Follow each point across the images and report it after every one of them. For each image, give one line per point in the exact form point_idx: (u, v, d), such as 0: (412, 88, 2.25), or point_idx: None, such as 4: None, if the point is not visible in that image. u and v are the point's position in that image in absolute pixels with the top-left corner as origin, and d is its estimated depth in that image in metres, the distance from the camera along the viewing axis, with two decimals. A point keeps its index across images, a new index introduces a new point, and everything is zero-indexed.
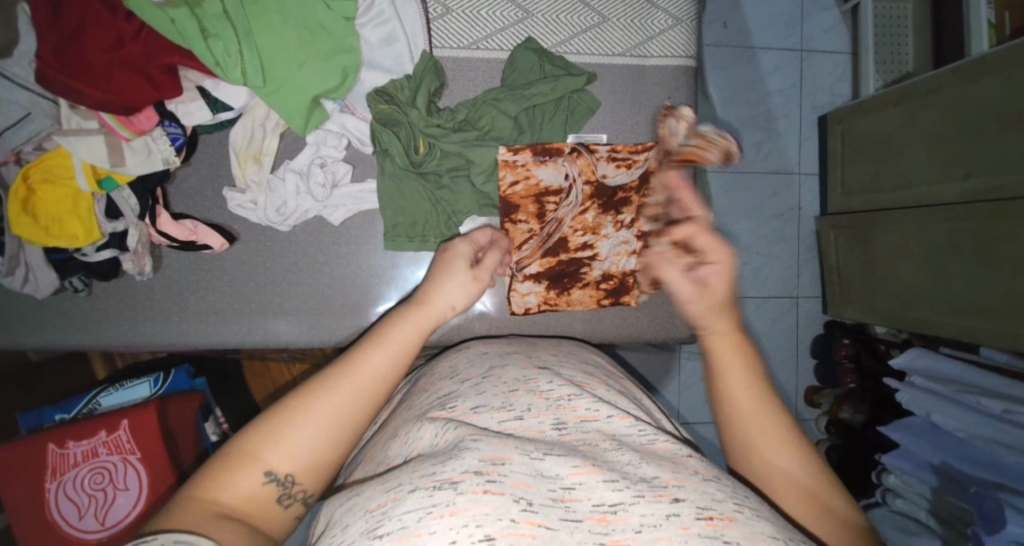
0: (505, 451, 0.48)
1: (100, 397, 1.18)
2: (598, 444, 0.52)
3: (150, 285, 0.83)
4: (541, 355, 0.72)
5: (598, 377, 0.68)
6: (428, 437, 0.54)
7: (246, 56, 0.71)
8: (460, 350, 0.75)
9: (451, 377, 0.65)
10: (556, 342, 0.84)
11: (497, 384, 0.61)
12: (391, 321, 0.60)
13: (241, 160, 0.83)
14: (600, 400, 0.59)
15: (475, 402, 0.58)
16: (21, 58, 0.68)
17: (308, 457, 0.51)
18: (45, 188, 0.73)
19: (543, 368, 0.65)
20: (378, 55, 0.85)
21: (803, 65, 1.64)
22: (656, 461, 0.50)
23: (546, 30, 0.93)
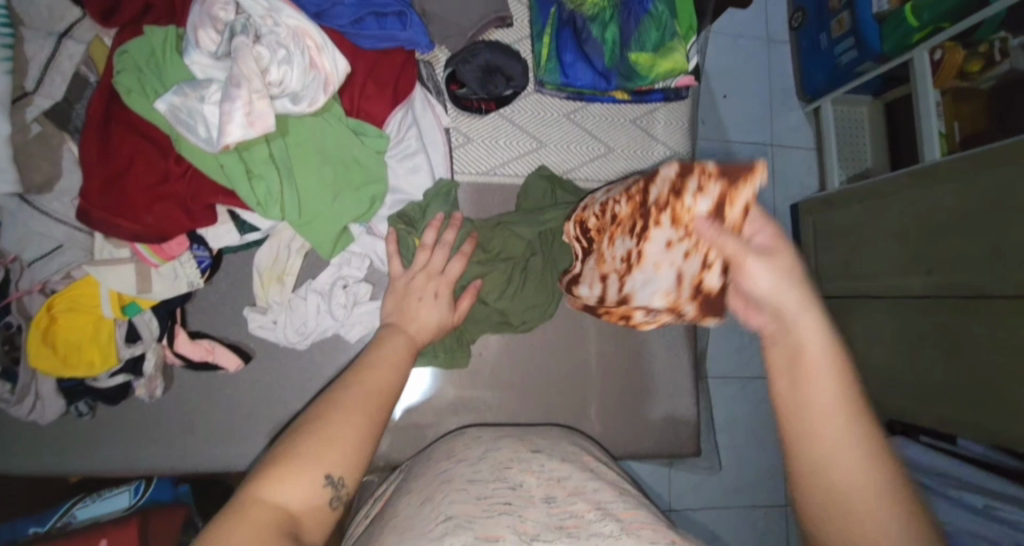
0: (499, 531, 0.60)
1: (75, 509, 1.11)
2: (584, 516, 0.65)
3: (159, 407, 0.81)
4: (535, 439, 0.86)
5: (583, 457, 0.82)
6: (429, 510, 0.66)
7: (286, 195, 0.75)
8: (456, 436, 0.89)
9: (452, 456, 0.80)
10: (547, 433, 0.89)
11: (491, 463, 0.75)
12: (373, 356, 0.76)
13: (265, 280, 0.85)
14: (588, 476, 0.74)
15: (473, 475, 0.73)
16: (60, 194, 0.68)
17: (345, 459, 0.65)
18: (66, 317, 0.72)
19: (536, 451, 0.79)
20: (402, 181, 0.90)
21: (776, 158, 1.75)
22: (636, 531, 0.62)
23: (558, 158, 1.01)
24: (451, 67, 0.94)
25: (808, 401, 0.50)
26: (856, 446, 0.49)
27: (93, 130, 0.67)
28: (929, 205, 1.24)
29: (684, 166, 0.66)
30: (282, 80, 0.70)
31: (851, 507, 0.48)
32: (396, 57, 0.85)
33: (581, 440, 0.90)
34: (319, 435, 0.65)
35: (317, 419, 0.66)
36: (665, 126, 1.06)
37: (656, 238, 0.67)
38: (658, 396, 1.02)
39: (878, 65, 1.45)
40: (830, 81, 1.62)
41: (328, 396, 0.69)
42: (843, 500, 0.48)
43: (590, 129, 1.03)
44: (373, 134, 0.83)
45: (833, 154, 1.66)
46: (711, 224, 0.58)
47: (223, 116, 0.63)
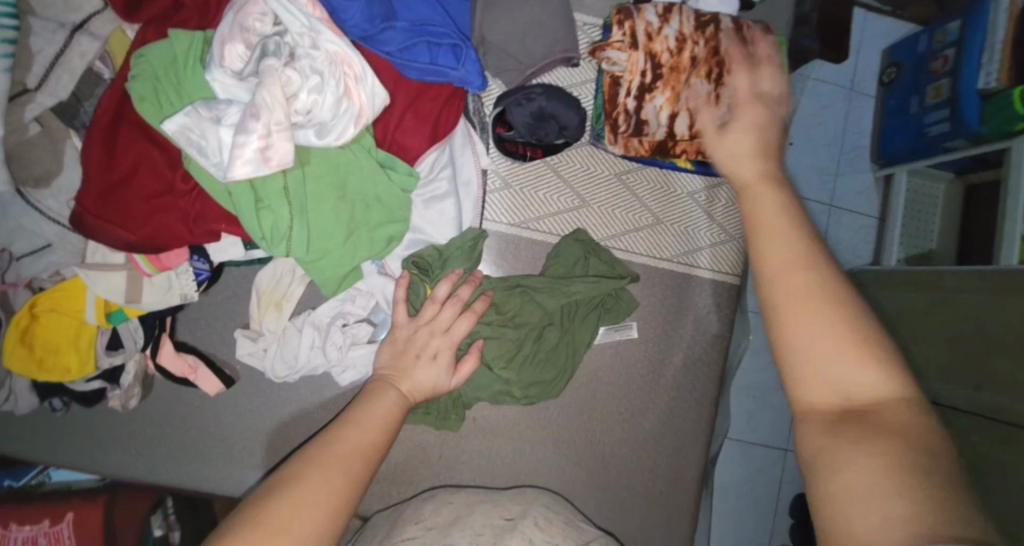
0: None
1: (52, 471, 1.10)
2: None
3: (133, 415, 0.78)
4: (507, 501, 0.80)
5: (557, 524, 0.75)
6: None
7: (296, 230, 0.68)
8: (429, 497, 0.81)
9: (417, 521, 0.75)
10: (525, 494, 0.82)
11: (467, 531, 0.71)
12: (358, 410, 0.68)
13: (261, 305, 0.79)
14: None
15: (443, 544, 0.69)
16: (57, 191, 0.63)
17: (312, 528, 0.55)
18: (47, 317, 0.69)
19: (511, 519, 0.74)
20: (425, 222, 0.84)
21: (830, 220, 1.53)
22: None
23: (599, 222, 0.92)
24: (501, 105, 0.86)
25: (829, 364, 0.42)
26: (879, 366, 0.42)
27: (100, 132, 0.62)
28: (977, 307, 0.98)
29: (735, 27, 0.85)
30: (309, 109, 0.63)
31: (842, 355, 0.42)
32: (441, 90, 0.78)
33: (559, 502, 0.83)
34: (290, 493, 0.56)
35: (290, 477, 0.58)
36: (724, 205, 0.95)
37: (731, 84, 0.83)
38: (655, 494, 0.94)
39: (971, 145, 1.24)
40: (912, 149, 1.41)
41: (306, 452, 0.61)
42: (848, 392, 0.42)
43: (640, 195, 0.93)
44: (403, 171, 0.76)
45: (894, 229, 1.45)
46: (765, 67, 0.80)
47: (235, 148, 0.57)
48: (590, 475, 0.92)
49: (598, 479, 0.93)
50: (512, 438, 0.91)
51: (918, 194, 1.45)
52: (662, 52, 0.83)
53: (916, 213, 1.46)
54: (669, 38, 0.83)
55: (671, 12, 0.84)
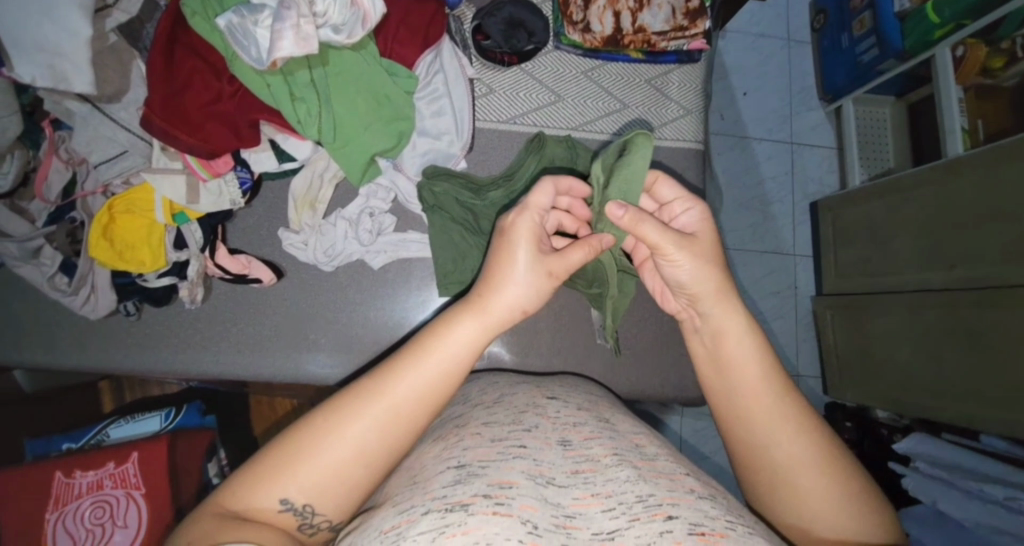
0: (511, 476, 0.51)
1: (109, 429, 1.18)
2: (599, 460, 0.56)
3: (198, 312, 0.89)
4: (551, 385, 0.77)
5: (601, 404, 0.74)
6: (439, 451, 0.59)
7: (324, 116, 0.82)
8: (470, 382, 0.81)
9: (465, 403, 0.71)
10: (561, 378, 0.86)
11: (508, 406, 0.65)
12: (419, 345, 0.58)
13: (298, 206, 0.91)
14: (604, 427, 0.64)
15: (485, 420, 0.62)
16: (127, 104, 0.77)
17: (323, 484, 0.53)
18: (125, 218, 0.81)
19: (551, 398, 0.70)
20: (430, 124, 0.96)
21: (794, 156, 1.74)
22: (654, 480, 0.53)
23: (575, 111, 1.05)
24: (477, 20, 1.01)
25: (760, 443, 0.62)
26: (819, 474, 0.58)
27: (160, 46, 0.74)
28: (1010, 182, 1.12)
29: None
30: (325, 12, 0.77)
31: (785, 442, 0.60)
32: (427, 6, 0.93)
33: (597, 390, 0.83)
34: (310, 448, 0.54)
35: (324, 426, 0.55)
36: (679, 87, 1.09)
37: None
38: (664, 344, 1.03)
39: (901, 63, 1.47)
40: (852, 78, 1.63)
41: (359, 389, 0.56)
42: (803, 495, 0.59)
43: (606, 86, 1.07)
44: (404, 75, 0.90)
45: (853, 152, 1.66)
46: None
47: (275, 33, 0.71)
48: (602, 332, 1.03)
49: (610, 336, 1.03)
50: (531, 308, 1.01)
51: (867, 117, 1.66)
52: None
53: (870, 134, 1.66)
54: None
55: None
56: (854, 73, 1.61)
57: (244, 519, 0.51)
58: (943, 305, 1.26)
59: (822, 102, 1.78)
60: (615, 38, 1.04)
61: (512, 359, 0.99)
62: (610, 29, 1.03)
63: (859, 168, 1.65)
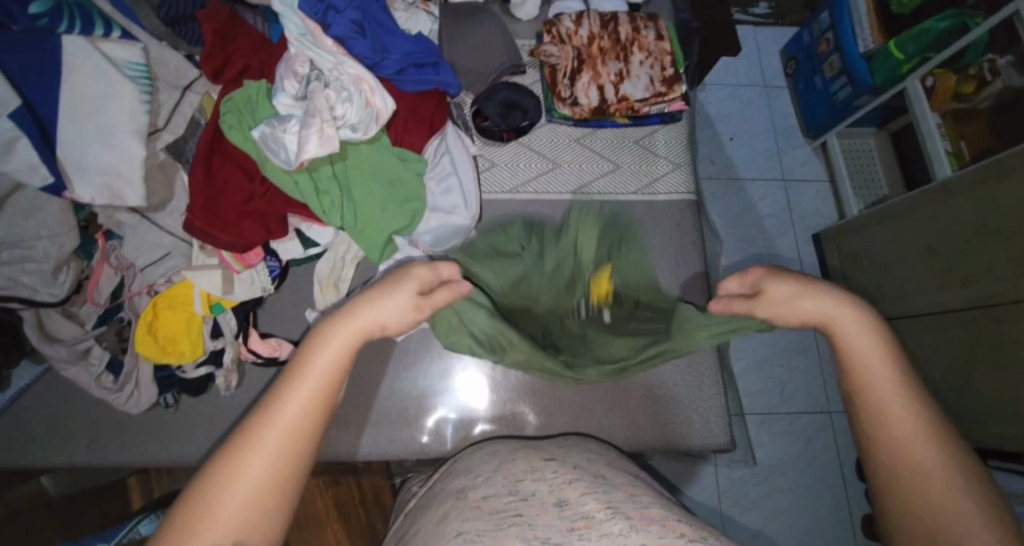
0: (508, 543, 0.54)
1: (141, 525, 1.19)
2: (594, 516, 0.57)
3: (231, 399, 0.92)
4: (547, 446, 0.77)
5: (601, 462, 0.72)
6: (443, 530, 0.60)
7: (345, 204, 0.91)
8: (473, 453, 0.80)
9: (468, 474, 0.72)
10: (571, 438, 0.86)
11: (506, 475, 0.66)
12: (301, 361, 0.53)
13: (323, 287, 0.96)
14: (600, 483, 0.64)
15: (485, 492, 0.64)
16: (171, 211, 0.85)
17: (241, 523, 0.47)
18: (166, 313, 0.87)
19: (550, 459, 0.70)
20: (439, 201, 1.01)
21: (787, 193, 1.81)
22: (645, 529, 0.55)
23: (572, 177, 1.11)
24: (476, 105, 1.12)
25: (907, 456, 0.53)
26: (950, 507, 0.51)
27: (202, 160, 0.84)
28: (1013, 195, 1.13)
29: (629, 15, 1.14)
30: (344, 114, 0.85)
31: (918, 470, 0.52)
32: (432, 98, 1.04)
33: (601, 447, 0.82)
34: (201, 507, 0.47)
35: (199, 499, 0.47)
36: (665, 145, 1.16)
37: (633, 58, 1.11)
38: (685, 390, 1.04)
39: (874, 97, 1.55)
40: (831, 116, 1.73)
41: (228, 442, 0.50)
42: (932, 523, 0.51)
43: (597, 151, 1.13)
44: (414, 159, 0.97)
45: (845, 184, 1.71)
46: (654, 43, 1.12)
47: (302, 139, 0.80)
48: (622, 384, 1.03)
49: (632, 388, 1.03)
50: None
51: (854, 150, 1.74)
52: (581, 45, 1.10)
53: (857, 167, 1.73)
54: (583, 36, 1.10)
55: (582, 18, 1.11)
56: (834, 112, 1.71)
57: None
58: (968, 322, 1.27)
59: (806, 140, 1.87)
60: (600, 108, 1.10)
61: (537, 418, 1.00)
62: (594, 99, 1.10)
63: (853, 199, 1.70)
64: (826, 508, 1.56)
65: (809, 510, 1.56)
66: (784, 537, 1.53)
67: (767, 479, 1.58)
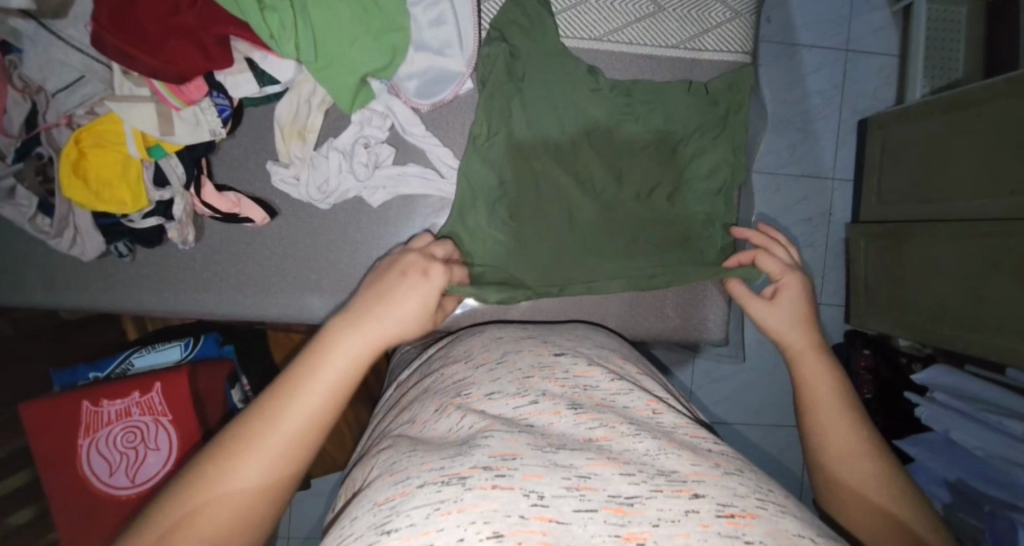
0: (517, 444, 0.48)
1: (133, 358, 1.21)
2: (615, 427, 0.53)
3: (191, 253, 0.85)
4: (559, 339, 0.72)
5: (615, 362, 0.68)
6: (444, 424, 0.56)
7: (300, 29, 0.71)
8: (474, 335, 0.76)
9: (466, 362, 0.67)
10: (576, 327, 0.81)
11: (512, 370, 0.61)
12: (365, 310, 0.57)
13: (286, 136, 0.81)
14: (622, 388, 0.60)
15: (489, 389, 0.59)
16: (76, 21, 0.68)
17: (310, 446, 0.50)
18: (95, 152, 0.74)
19: (560, 355, 0.65)
20: (427, 36, 0.80)
21: (847, 66, 1.52)
22: (675, 451, 0.50)
23: (598, 18, 0.85)
24: None
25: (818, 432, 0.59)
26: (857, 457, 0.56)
27: None
28: None
29: None
30: None
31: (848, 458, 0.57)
32: None
33: (613, 341, 0.78)
34: (258, 428, 0.48)
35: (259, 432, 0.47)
36: None
37: None
38: (684, 284, 0.96)
39: None
40: None
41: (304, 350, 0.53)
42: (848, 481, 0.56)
43: None
44: None
45: (919, 60, 1.41)
46: None
47: None
48: None
49: None
50: None
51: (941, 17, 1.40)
52: None
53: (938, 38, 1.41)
54: None
55: None
56: None
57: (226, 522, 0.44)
58: (990, 232, 1.12)
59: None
60: None
61: (525, 299, 0.94)
62: None
63: (922, 80, 1.42)
64: None
65: (780, 398, 1.62)
66: (750, 417, 1.62)
67: (745, 367, 1.61)
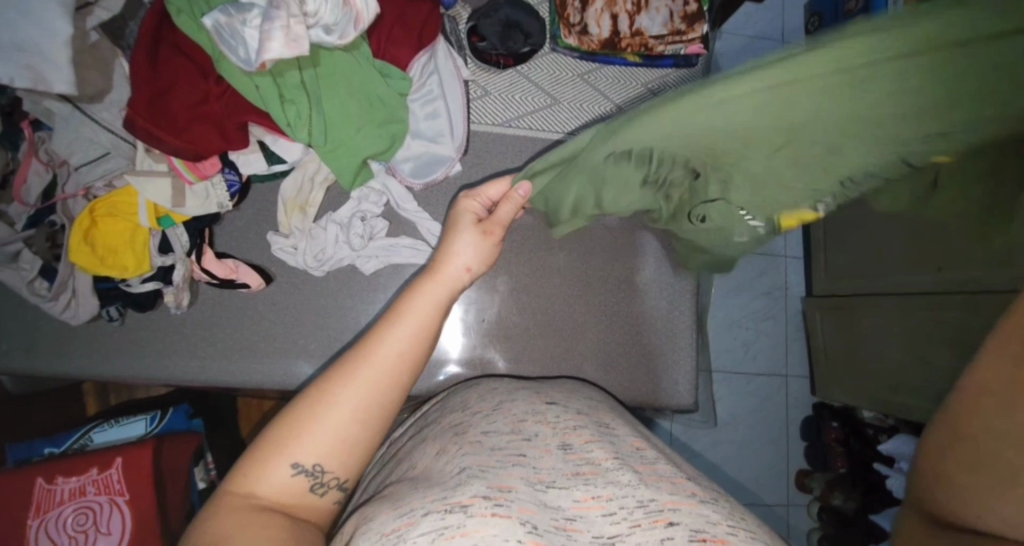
0: (511, 481, 0.53)
1: (93, 434, 1.16)
2: (600, 463, 0.57)
3: (182, 318, 0.87)
4: (549, 390, 0.77)
5: (602, 410, 0.73)
6: (443, 460, 0.60)
7: (314, 118, 0.81)
8: (471, 387, 0.79)
9: (463, 408, 0.71)
10: (563, 382, 0.85)
11: (507, 414, 0.66)
12: (401, 302, 0.60)
13: (287, 209, 0.88)
14: (605, 432, 0.65)
15: (485, 427, 0.64)
16: (110, 104, 0.75)
17: (333, 448, 0.54)
18: (105, 221, 0.79)
19: (551, 403, 0.70)
20: (422, 126, 0.92)
21: None
22: (654, 484, 0.55)
23: (570, 116, 1.00)
24: (473, 21, 0.96)
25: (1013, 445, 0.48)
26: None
27: (144, 46, 0.73)
28: None
29: None
30: (316, 12, 0.74)
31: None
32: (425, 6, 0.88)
33: (598, 395, 0.82)
34: (318, 408, 0.54)
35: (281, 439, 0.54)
36: None
37: None
38: (655, 349, 1.03)
39: None
40: None
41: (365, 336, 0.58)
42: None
43: (603, 89, 1.01)
44: (398, 76, 0.87)
45: None
46: None
47: (264, 35, 0.69)
48: (595, 338, 1.01)
49: (604, 344, 1.01)
50: (524, 314, 0.99)
51: None
52: None
53: None
54: None
55: None
56: None
57: (257, 508, 0.52)
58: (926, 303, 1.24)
59: None
60: (608, 41, 0.97)
61: (505, 364, 0.98)
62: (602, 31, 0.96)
63: None
64: (770, 466, 1.66)
65: (754, 467, 1.64)
66: (727, 487, 1.62)
67: (719, 436, 1.64)
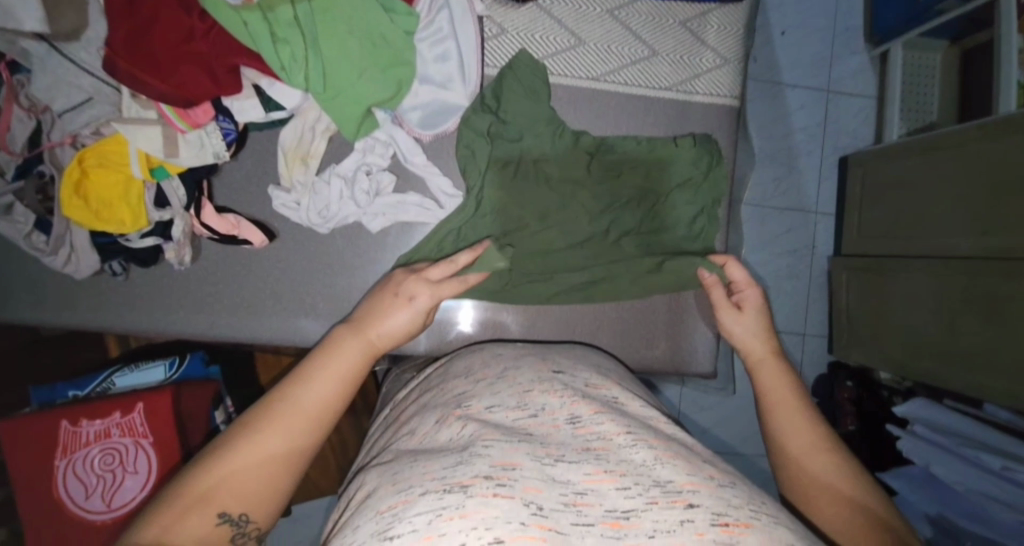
0: (516, 457, 0.50)
1: (114, 377, 1.18)
2: (612, 439, 0.54)
3: (186, 274, 0.84)
4: (556, 356, 0.73)
5: (612, 379, 0.70)
6: (443, 434, 0.57)
7: (310, 59, 0.73)
8: (473, 353, 0.76)
9: (467, 375, 0.68)
10: (572, 347, 0.82)
11: (512, 385, 0.63)
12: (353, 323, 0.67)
13: (288, 161, 0.82)
14: (615, 407, 0.61)
15: (489, 402, 0.60)
16: (88, 43, 0.69)
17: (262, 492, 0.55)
18: (98, 172, 0.75)
19: (558, 373, 0.66)
20: (431, 70, 0.83)
21: (828, 105, 1.58)
22: (671, 462, 0.51)
23: (597, 59, 0.89)
24: None
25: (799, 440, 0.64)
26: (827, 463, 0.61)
27: None
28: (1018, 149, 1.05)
29: None
30: None
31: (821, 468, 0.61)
32: None
33: (608, 363, 0.79)
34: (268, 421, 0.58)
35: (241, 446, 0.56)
36: (717, 31, 0.92)
37: None
38: (673, 315, 0.98)
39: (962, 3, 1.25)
40: (906, 18, 1.42)
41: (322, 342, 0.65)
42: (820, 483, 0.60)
43: (636, 28, 0.89)
44: (403, 11, 0.78)
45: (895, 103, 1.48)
46: None
47: None
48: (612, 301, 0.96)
49: (621, 308, 0.97)
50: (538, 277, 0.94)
51: (915, 65, 1.47)
52: None
53: (912, 83, 1.48)
54: None
55: None
56: (911, 13, 1.41)
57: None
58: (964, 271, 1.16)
59: (867, 44, 1.59)
60: None
61: (517, 327, 0.95)
62: None
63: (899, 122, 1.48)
64: None
65: None
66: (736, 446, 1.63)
67: None
